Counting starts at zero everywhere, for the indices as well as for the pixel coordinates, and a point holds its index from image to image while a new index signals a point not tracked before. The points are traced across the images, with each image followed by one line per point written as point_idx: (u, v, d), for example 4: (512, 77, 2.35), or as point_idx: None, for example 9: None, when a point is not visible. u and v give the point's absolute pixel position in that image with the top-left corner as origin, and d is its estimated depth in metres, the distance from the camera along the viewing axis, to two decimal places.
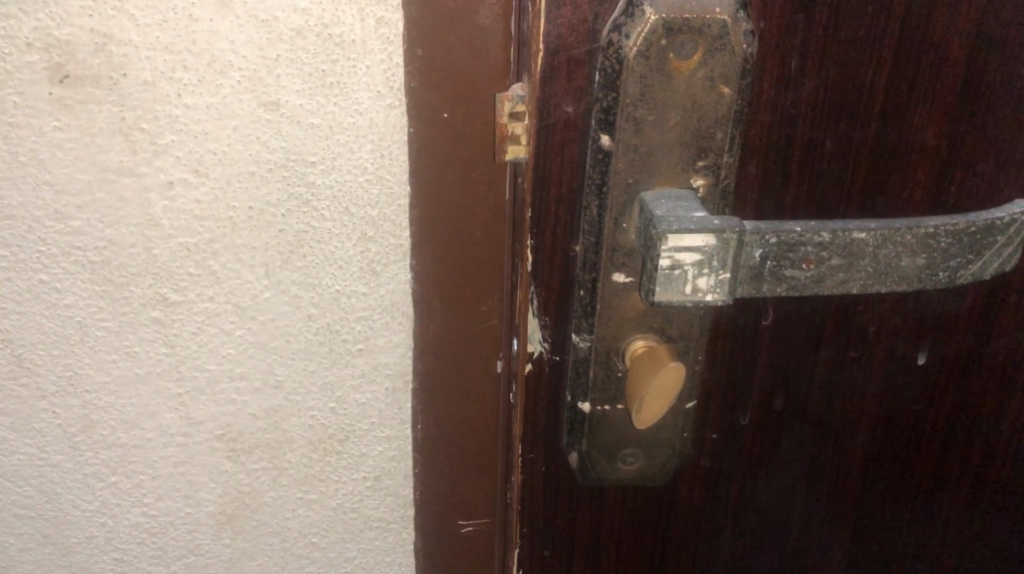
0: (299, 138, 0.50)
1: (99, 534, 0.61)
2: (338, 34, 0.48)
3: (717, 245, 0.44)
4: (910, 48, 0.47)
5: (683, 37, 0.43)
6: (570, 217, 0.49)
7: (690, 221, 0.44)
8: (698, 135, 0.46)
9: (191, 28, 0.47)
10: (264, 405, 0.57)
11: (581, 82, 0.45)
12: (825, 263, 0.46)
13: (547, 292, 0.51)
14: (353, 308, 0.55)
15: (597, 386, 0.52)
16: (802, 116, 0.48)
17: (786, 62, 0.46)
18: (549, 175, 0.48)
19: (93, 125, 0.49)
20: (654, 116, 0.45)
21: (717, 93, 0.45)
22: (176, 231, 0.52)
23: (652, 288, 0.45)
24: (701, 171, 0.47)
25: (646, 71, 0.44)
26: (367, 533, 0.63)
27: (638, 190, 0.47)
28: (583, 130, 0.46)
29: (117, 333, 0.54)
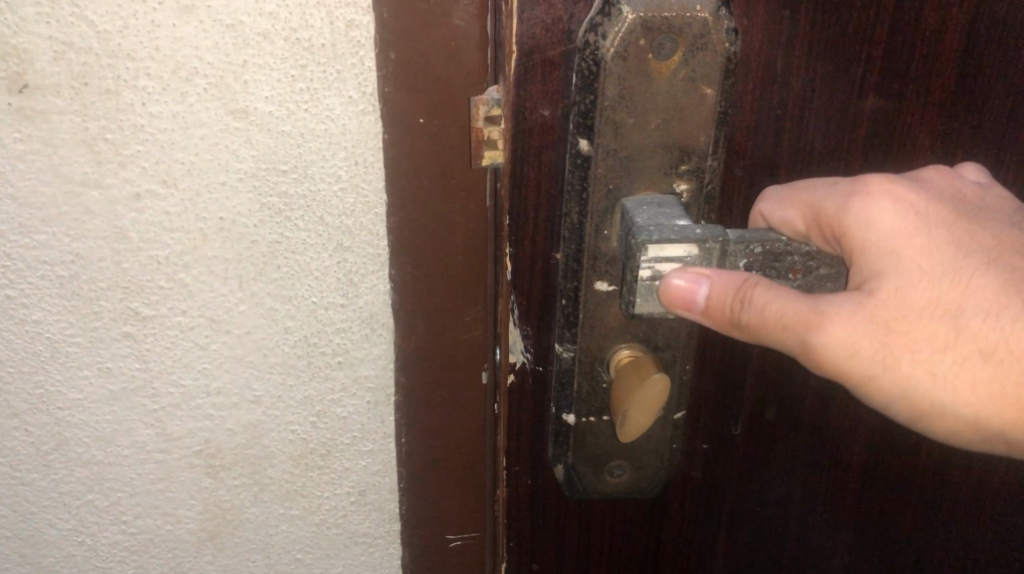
0: (270, 147, 0.48)
1: (78, 553, 0.59)
2: (306, 39, 0.46)
3: (700, 254, 0.44)
4: (899, 43, 0.47)
5: (664, 37, 0.43)
6: (549, 225, 0.48)
7: (671, 230, 0.44)
8: (679, 137, 0.45)
9: (153, 34, 0.45)
10: (243, 420, 0.56)
11: (557, 85, 0.44)
12: (813, 272, 0.47)
13: (528, 302, 0.49)
14: (331, 320, 0.53)
15: (581, 397, 0.50)
16: (789, 116, 0.48)
17: (772, 62, 0.46)
18: (527, 181, 0.47)
19: (55, 136, 0.47)
20: (634, 119, 0.44)
21: (698, 94, 0.44)
22: (144, 243, 0.50)
23: (633, 299, 0.45)
24: (684, 175, 0.46)
25: (626, 73, 0.43)
26: (352, 548, 0.61)
27: (619, 195, 0.46)
28: (561, 134, 0.45)
29: (89, 348, 0.53)
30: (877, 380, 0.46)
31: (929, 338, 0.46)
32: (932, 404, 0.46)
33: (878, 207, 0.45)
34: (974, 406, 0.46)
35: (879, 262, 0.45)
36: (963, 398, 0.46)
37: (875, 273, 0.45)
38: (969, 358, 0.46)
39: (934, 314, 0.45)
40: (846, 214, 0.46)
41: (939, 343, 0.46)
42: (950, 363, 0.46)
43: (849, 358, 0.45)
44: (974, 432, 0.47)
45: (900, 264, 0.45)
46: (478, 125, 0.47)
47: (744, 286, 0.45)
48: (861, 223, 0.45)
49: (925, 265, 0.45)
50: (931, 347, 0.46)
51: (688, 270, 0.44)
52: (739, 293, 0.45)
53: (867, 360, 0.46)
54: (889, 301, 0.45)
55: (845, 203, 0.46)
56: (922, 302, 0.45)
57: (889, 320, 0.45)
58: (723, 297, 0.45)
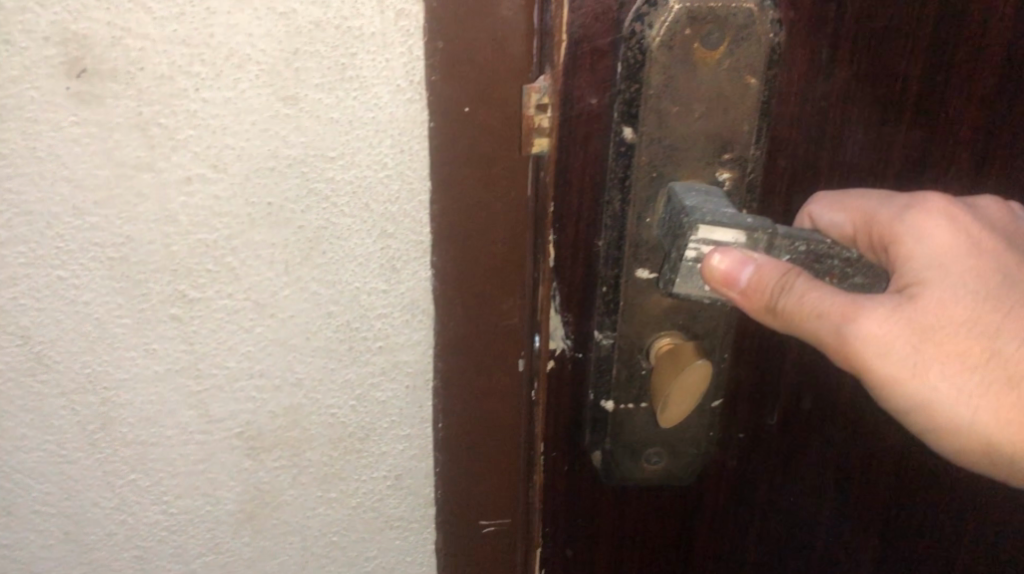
0: (319, 133, 0.49)
1: (119, 531, 0.60)
2: (357, 28, 0.47)
3: (746, 242, 0.46)
4: (942, 40, 0.49)
5: (709, 27, 0.47)
6: (594, 212, 0.52)
7: (723, 215, 0.46)
8: (722, 125, 0.49)
9: (208, 21, 0.47)
10: (284, 402, 0.57)
11: (605, 73, 0.48)
12: (849, 279, 0.49)
13: (569, 287, 0.54)
14: (373, 305, 0.54)
15: (620, 384, 0.56)
16: (832, 108, 0.50)
17: (817, 55, 0.49)
18: (573, 169, 0.51)
19: (110, 120, 0.48)
20: (678, 107, 0.49)
21: (743, 83, 0.48)
22: (194, 227, 0.51)
23: (674, 277, 0.48)
24: (727, 164, 0.50)
25: (670, 62, 0.48)
26: (387, 533, 0.62)
27: (665, 180, 0.50)
28: (606, 123, 0.49)
29: (136, 330, 0.54)
30: (904, 382, 0.48)
31: (962, 353, 0.48)
32: (952, 416, 0.48)
33: (931, 221, 0.49)
34: (991, 428, 0.48)
35: (925, 273, 0.49)
36: (981, 418, 0.48)
37: (921, 281, 0.48)
38: (995, 379, 0.48)
39: (971, 329, 0.48)
40: (898, 225, 0.49)
41: (969, 359, 0.48)
42: (975, 383, 0.48)
43: (882, 355, 0.47)
44: (991, 455, 0.49)
45: (946, 278, 0.48)
46: (529, 113, 0.49)
47: (787, 275, 0.47)
48: (912, 234, 0.49)
49: (970, 284, 0.48)
50: (961, 362, 0.48)
51: (737, 249, 0.47)
52: (782, 278, 0.47)
53: (900, 360, 0.48)
54: (929, 308, 0.48)
55: (898, 214, 0.49)
56: (961, 316, 0.48)
57: (927, 326, 0.47)
58: (767, 279, 0.47)
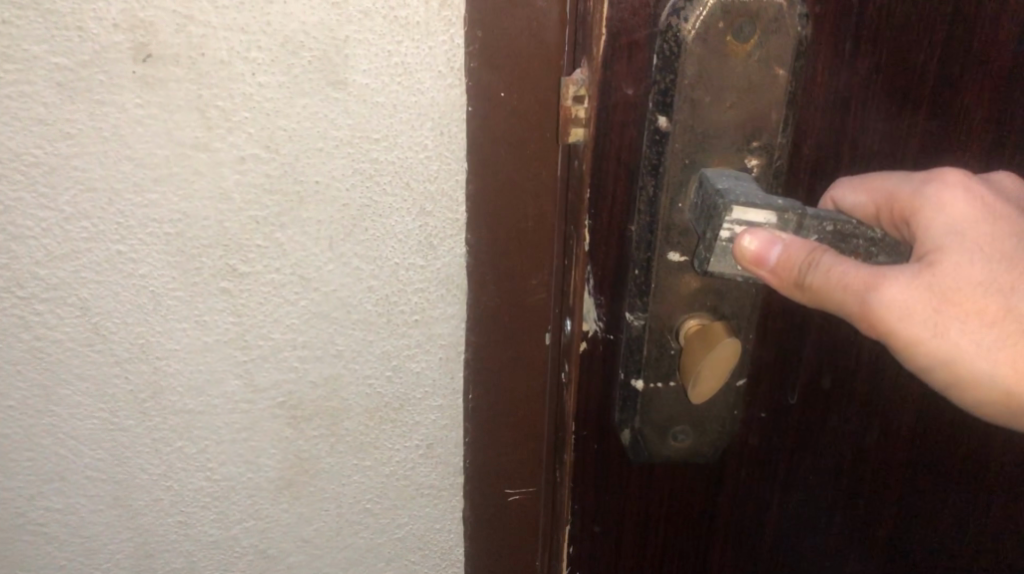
0: (364, 116, 0.53)
1: (165, 498, 0.63)
2: (403, 17, 0.51)
3: (777, 222, 0.48)
4: (957, 28, 0.51)
5: (741, 21, 0.47)
6: (626, 197, 0.51)
7: (757, 197, 0.48)
8: (751, 115, 0.50)
9: (266, 10, 0.50)
10: (325, 372, 0.60)
11: (641, 65, 0.48)
12: (874, 258, 0.50)
13: (602, 270, 0.53)
14: (411, 279, 0.58)
15: (649, 364, 0.55)
16: (854, 96, 0.52)
17: (841, 45, 0.50)
18: (607, 156, 0.50)
19: (172, 102, 0.52)
20: (709, 96, 0.49)
21: (772, 74, 0.49)
22: (246, 204, 0.54)
23: (708, 257, 0.49)
24: (755, 151, 0.50)
25: (705, 54, 0.48)
26: (418, 500, 0.66)
27: (696, 167, 0.50)
28: (642, 111, 0.49)
29: (188, 302, 0.57)
30: (924, 344, 0.49)
31: (981, 315, 0.48)
32: (971, 372, 0.49)
33: (949, 192, 0.50)
34: (1010, 381, 0.49)
35: (944, 240, 0.49)
36: (1000, 372, 0.49)
37: (939, 248, 0.49)
38: (1012, 334, 0.49)
39: (988, 290, 0.48)
40: (919, 198, 0.50)
41: (989, 318, 0.48)
42: (994, 339, 0.49)
43: (901, 320, 0.48)
44: (1010, 406, 0.50)
45: (963, 244, 0.49)
46: (567, 104, 0.50)
47: (812, 251, 0.48)
48: (931, 205, 0.50)
49: (987, 248, 0.49)
50: (980, 321, 0.48)
51: (766, 228, 0.48)
52: (809, 256, 0.48)
53: (920, 325, 0.48)
54: (947, 274, 0.48)
55: (918, 189, 0.50)
56: (978, 277, 0.48)
57: (946, 290, 0.48)
58: (795, 257, 0.48)
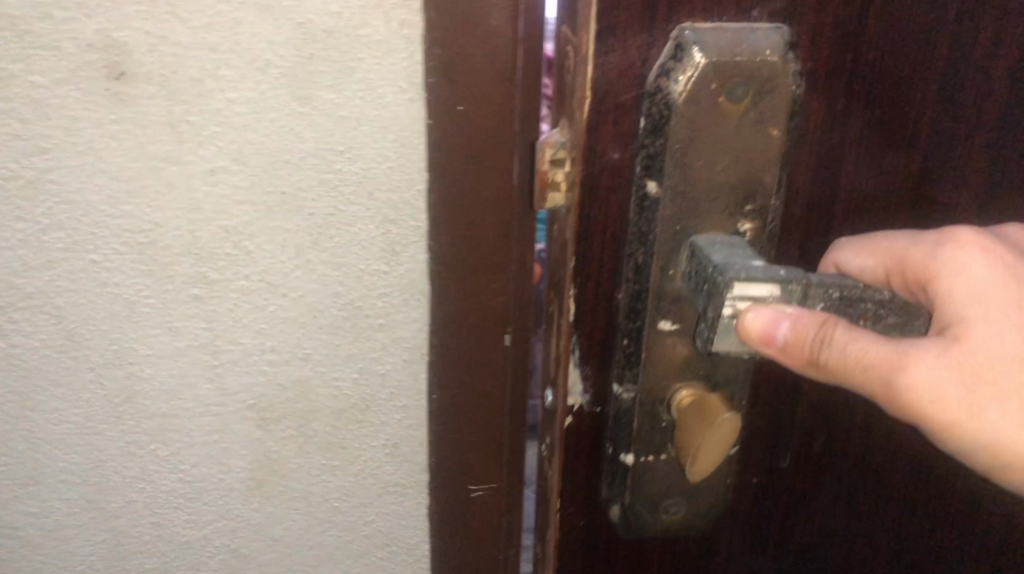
0: (329, 130, 0.56)
1: (139, 499, 0.66)
2: (366, 35, 0.54)
3: (781, 295, 0.50)
4: (947, 82, 0.53)
5: (735, 84, 0.49)
6: (614, 265, 0.54)
7: (756, 270, 0.50)
8: (742, 171, 0.52)
9: (235, 30, 0.53)
10: (294, 375, 0.63)
11: (627, 128, 0.51)
12: (882, 321, 0.52)
13: (591, 331, 0.56)
14: (375, 284, 0.60)
15: (642, 434, 0.57)
16: (846, 151, 0.54)
17: (833, 103, 0.53)
18: (595, 225, 0.53)
19: (144, 118, 0.54)
20: (704, 159, 0.51)
21: (767, 136, 0.51)
22: (216, 214, 0.57)
23: (712, 336, 0.51)
24: (747, 215, 0.53)
25: (696, 116, 0.50)
26: (385, 498, 0.68)
27: (688, 235, 0.53)
28: (629, 177, 0.52)
29: (160, 309, 0.59)
30: (961, 421, 0.51)
31: (1013, 391, 0.50)
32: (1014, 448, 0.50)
33: (966, 256, 0.52)
34: None
35: (967, 310, 0.51)
36: None
37: (962, 320, 0.51)
38: None
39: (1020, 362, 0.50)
40: (933, 262, 0.52)
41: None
42: None
43: (932, 397, 0.50)
44: None
45: (987, 314, 0.51)
46: (544, 168, 0.52)
47: (823, 326, 0.50)
48: (950, 271, 0.52)
49: (1014, 317, 0.51)
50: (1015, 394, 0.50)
51: (772, 305, 0.50)
52: (821, 334, 0.50)
53: (953, 399, 0.50)
54: (973, 347, 0.50)
55: (932, 253, 0.53)
56: (1007, 350, 0.50)
57: (975, 364, 0.50)
58: (807, 332, 0.50)
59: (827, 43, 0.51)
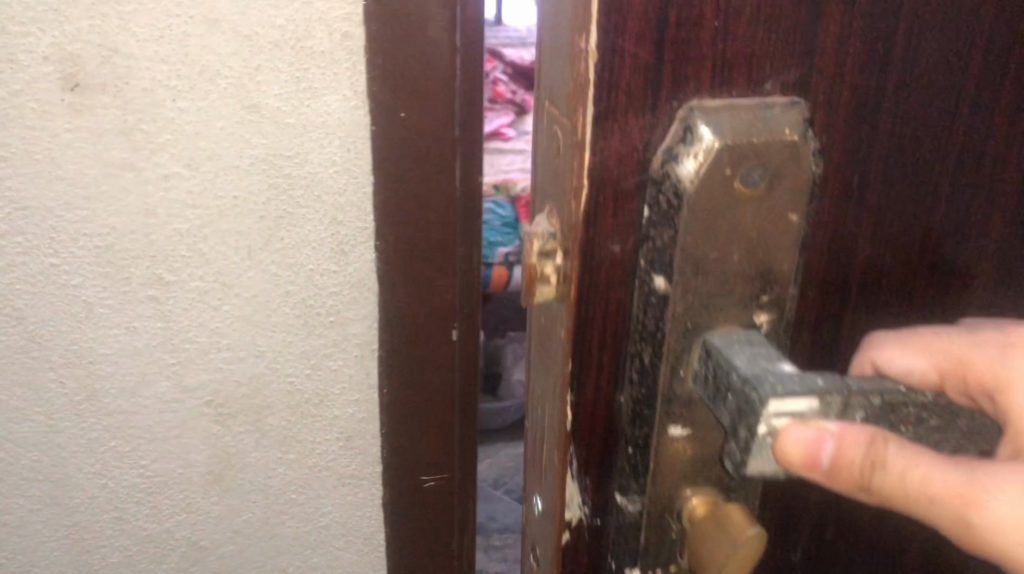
0: (277, 136, 0.59)
1: (100, 495, 0.68)
2: (310, 47, 0.57)
3: (820, 408, 0.36)
4: (974, 140, 0.40)
5: (750, 166, 0.36)
6: (613, 364, 0.39)
7: (792, 383, 0.36)
8: (755, 267, 0.38)
9: (184, 42, 0.56)
10: (249, 371, 0.66)
11: (628, 218, 0.37)
12: (930, 426, 0.38)
13: (590, 448, 0.40)
14: (325, 283, 0.63)
15: (647, 552, 0.41)
16: (862, 234, 0.41)
17: (851, 176, 0.39)
18: (591, 326, 0.38)
19: (99, 127, 0.57)
20: (715, 253, 0.37)
21: (783, 222, 0.37)
22: (170, 218, 0.60)
23: (744, 459, 0.37)
24: (765, 306, 0.39)
25: (709, 202, 0.36)
26: (340, 489, 0.71)
27: (699, 332, 0.38)
28: (629, 272, 0.38)
29: (118, 309, 0.62)
30: None
31: None
32: None
33: None
34: None
35: None
36: None
37: None
38: None
39: None
40: (999, 368, 0.40)
41: None
42: None
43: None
44: None
45: None
46: (529, 262, 0.38)
47: (875, 444, 0.37)
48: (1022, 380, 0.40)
49: None
50: None
51: (811, 423, 0.36)
52: (869, 454, 0.37)
53: None
54: None
55: (996, 356, 0.41)
56: None
57: None
58: (852, 453, 0.37)
59: (846, 110, 0.38)
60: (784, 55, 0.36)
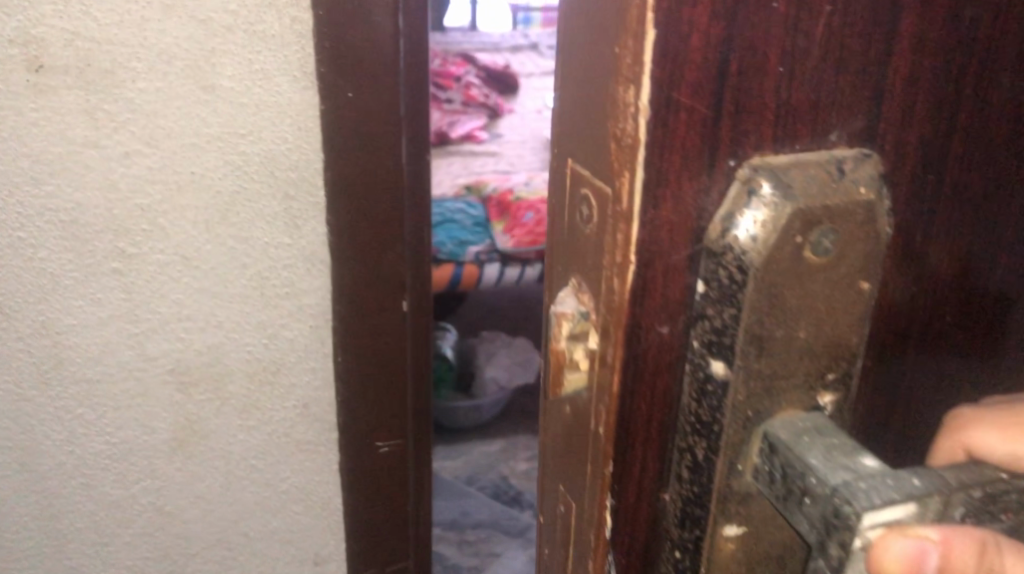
0: (231, 115, 0.63)
1: (68, 462, 0.70)
2: (261, 31, 0.61)
3: (920, 511, 0.25)
4: None
5: (825, 225, 0.25)
6: (654, 477, 0.27)
7: (888, 485, 0.25)
8: (831, 347, 0.27)
9: (142, 27, 0.59)
10: (209, 341, 0.69)
11: (676, 294, 0.26)
12: None
13: None
14: (280, 256, 0.67)
15: None
16: (943, 290, 0.29)
17: (930, 224, 0.28)
18: (633, 428, 0.27)
19: (62, 106, 0.60)
20: (782, 333, 0.26)
21: (856, 290, 0.27)
22: (131, 192, 0.63)
23: None
24: (836, 390, 0.28)
25: (777, 265, 0.25)
26: (298, 455, 0.75)
27: (760, 426, 0.27)
28: (676, 361, 0.26)
29: (83, 281, 0.65)
30: None
31: None
32: None
33: None
34: None
35: None
36: None
37: None
38: None
39: None
40: None
41: None
42: None
43: None
44: None
45: None
46: (555, 347, 0.27)
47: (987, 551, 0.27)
48: None
49: None
50: None
51: (912, 532, 0.25)
52: (981, 567, 0.27)
53: None
54: None
55: None
56: None
57: None
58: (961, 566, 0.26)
59: (925, 150, 0.27)
60: (859, 90, 0.25)
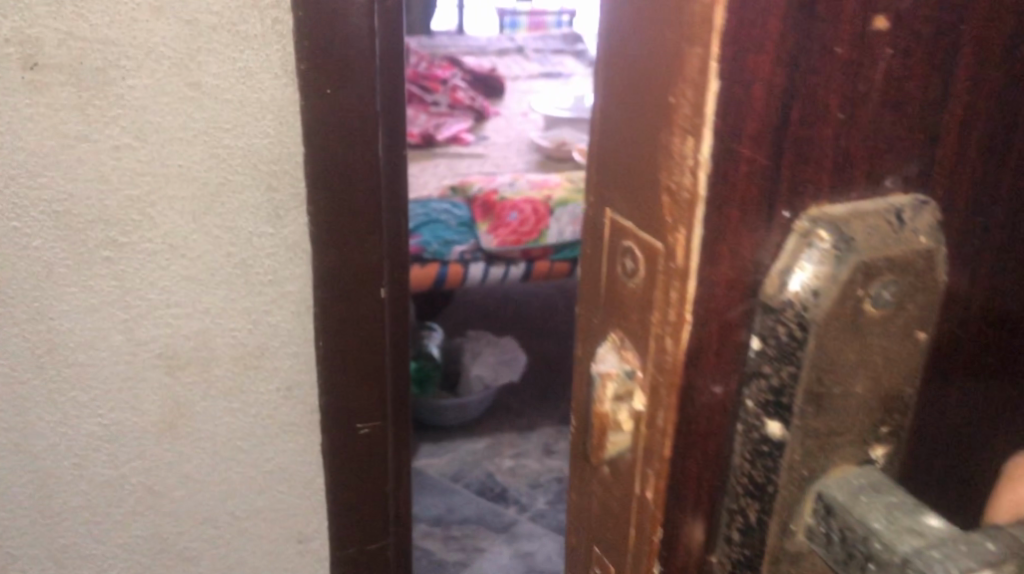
0: (215, 110, 0.66)
1: (61, 442, 0.74)
2: (243, 30, 0.64)
3: None
4: None
5: (888, 278, 0.24)
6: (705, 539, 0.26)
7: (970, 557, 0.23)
8: (887, 400, 0.25)
9: (132, 27, 0.63)
10: (195, 327, 0.73)
11: (731, 351, 0.24)
12: None
13: None
14: (263, 245, 0.71)
15: None
16: (989, 331, 0.28)
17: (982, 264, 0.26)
18: (684, 493, 0.25)
19: (55, 102, 0.64)
20: (840, 391, 0.24)
21: (913, 341, 0.25)
22: (121, 184, 0.67)
23: None
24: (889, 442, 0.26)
25: (841, 323, 0.23)
26: (281, 436, 0.79)
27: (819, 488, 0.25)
28: (729, 421, 0.24)
29: (76, 269, 0.68)
30: None
31: None
32: None
33: None
34: None
35: None
36: None
37: None
38: None
39: None
40: None
41: None
42: None
43: None
44: None
45: None
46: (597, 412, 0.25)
47: None
48: None
49: None
50: None
51: None
52: None
53: None
54: None
55: None
56: None
57: None
58: None
59: (982, 186, 0.25)
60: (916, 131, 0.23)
